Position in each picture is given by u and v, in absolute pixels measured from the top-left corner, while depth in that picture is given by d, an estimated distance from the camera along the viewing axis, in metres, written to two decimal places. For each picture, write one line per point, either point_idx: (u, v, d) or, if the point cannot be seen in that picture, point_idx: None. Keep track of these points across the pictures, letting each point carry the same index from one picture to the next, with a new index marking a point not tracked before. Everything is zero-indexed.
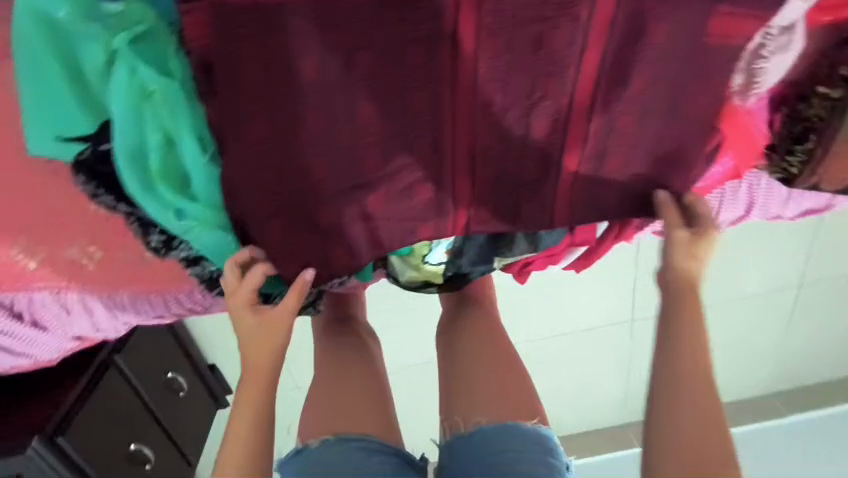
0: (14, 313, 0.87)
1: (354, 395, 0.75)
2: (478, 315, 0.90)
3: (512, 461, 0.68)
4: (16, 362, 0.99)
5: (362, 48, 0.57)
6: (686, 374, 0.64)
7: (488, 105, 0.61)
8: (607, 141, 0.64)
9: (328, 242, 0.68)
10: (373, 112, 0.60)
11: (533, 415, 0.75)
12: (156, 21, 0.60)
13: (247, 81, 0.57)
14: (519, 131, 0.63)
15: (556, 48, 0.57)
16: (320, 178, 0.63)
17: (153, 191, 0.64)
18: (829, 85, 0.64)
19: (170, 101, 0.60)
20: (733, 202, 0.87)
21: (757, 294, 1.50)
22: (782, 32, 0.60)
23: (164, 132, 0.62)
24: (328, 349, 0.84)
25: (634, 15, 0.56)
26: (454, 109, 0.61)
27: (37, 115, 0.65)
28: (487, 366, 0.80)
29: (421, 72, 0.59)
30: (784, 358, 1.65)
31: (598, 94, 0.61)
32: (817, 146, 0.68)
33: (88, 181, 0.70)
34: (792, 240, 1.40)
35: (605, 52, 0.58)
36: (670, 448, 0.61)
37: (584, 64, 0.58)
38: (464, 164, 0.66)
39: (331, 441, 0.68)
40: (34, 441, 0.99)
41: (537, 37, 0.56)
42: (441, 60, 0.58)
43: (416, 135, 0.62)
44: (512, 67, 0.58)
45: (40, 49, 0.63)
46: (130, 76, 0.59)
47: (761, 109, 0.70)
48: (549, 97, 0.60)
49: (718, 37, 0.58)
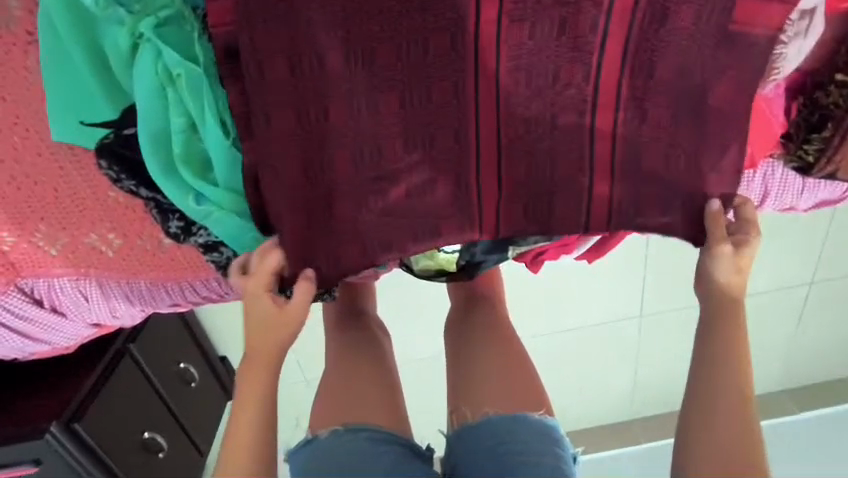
0: (35, 299, 0.94)
1: (366, 386, 0.79)
2: (495, 313, 0.92)
3: (519, 451, 0.70)
4: (36, 348, 1.03)
5: (382, 36, 0.55)
6: (719, 379, 0.65)
7: (508, 97, 0.59)
8: (637, 139, 0.62)
9: (348, 237, 0.65)
10: (394, 102, 0.58)
11: (539, 407, 0.77)
12: (181, 5, 0.58)
13: (270, 64, 0.55)
14: (539, 128, 0.61)
15: (579, 34, 0.56)
16: (338, 172, 0.61)
17: (174, 175, 0.61)
18: (846, 73, 0.72)
19: (194, 84, 0.57)
20: (748, 191, 0.92)
21: (768, 291, 1.56)
22: (803, 16, 0.61)
23: (187, 116, 0.59)
24: (341, 343, 0.87)
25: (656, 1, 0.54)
26: (476, 100, 0.58)
27: (64, 101, 0.67)
28: (495, 361, 0.82)
29: (440, 62, 0.56)
30: (795, 354, 1.69)
31: (621, 87, 0.59)
32: (833, 134, 0.75)
33: (111, 166, 0.68)
34: (802, 237, 1.48)
35: (627, 40, 0.56)
36: (702, 450, 0.62)
37: (607, 53, 0.57)
38: (486, 160, 0.62)
39: (340, 431, 0.71)
40: (52, 427, 1.04)
41: (560, 23, 0.55)
42: (463, 49, 0.56)
43: (438, 127, 0.60)
44: (533, 56, 0.57)
45: (68, 36, 0.64)
46: (155, 60, 0.57)
47: (779, 97, 0.76)
48: (572, 86, 0.59)
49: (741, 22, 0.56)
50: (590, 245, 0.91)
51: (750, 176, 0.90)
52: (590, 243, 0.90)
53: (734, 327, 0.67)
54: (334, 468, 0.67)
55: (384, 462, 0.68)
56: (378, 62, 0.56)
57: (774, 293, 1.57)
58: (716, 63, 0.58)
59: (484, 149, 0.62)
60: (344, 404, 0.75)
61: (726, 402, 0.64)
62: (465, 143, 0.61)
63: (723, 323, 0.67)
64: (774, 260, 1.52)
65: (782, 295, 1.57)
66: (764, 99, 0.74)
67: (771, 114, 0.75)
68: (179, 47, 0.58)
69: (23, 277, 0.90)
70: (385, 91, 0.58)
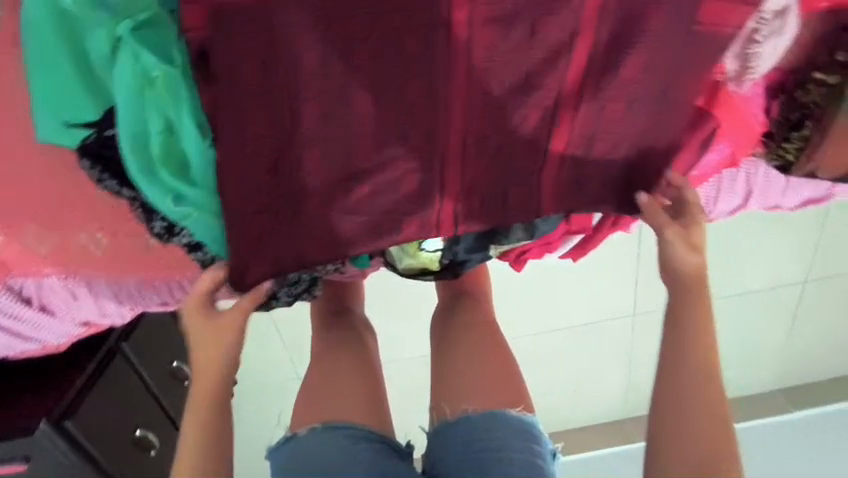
0: (23, 299, 0.94)
1: (348, 384, 0.79)
2: (478, 310, 0.93)
3: (497, 449, 0.70)
4: (27, 347, 1.04)
5: (355, 40, 0.55)
6: (689, 376, 0.67)
7: (481, 96, 0.60)
8: (595, 127, 0.65)
9: (324, 233, 0.68)
10: (368, 102, 0.59)
11: (519, 402, 0.78)
12: (159, 9, 0.58)
13: (242, 65, 0.55)
14: (513, 125, 0.63)
15: (549, 35, 0.57)
16: (314, 171, 0.63)
17: (153, 176, 0.62)
18: (825, 72, 0.72)
19: (172, 87, 0.58)
20: (732, 190, 0.92)
21: (762, 289, 1.56)
22: (776, 16, 0.61)
23: (166, 118, 0.60)
24: (325, 341, 0.88)
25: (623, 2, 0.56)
26: (448, 100, 0.60)
27: (46, 102, 0.67)
28: (477, 359, 0.83)
29: (413, 63, 0.57)
30: (790, 354, 1.68)
31: (587, 81, 0.61)
32: (811, 134, 0.76)
33: (92, 167, 0.69)
34: (796, 235, 1.48)
35: (595, 40, 0.58)
36: (673, 450, 0.63)
37: (575, 53, 0.58)
38: (458, 157, 0.64)
39: (320, 429, 0.72)
40: (42, 424, 1.05)
41: (531, 25, 0.56)
42: (435, 50, 0.56)
43: (410, 124, 0.61)
44: (505, 57, 0.58)
45: (49, 37, 0.64)
46: (134, 62, 0.58)
47: (756, 95, 0.76)
48: (543, 87, 0.61)
49: (708, 22, 0.59)
50: (575, 243, 0.91)
51: (735, 173, 0.89)
52: (573, 241, 0.91)
53: (704, 325, 0.70)
54: (312, 466, 0.68)
55: (361, 460, 0.68)
56: (350, 63, 0.57)
57: (767, 291, 1.57)
58: (675, 62, 0.61)
59: (453, 147, 0.63)
60: (323, 400, 0.76)
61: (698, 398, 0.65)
62: (436, 142, 0.62)
63: (689, 320, 0.70)
64: (767, 258, 1.52)
65: (777, 294, 1.57)
66: (743, 98, 0.74)
67: (751, 114, 0.76)
68: (157, 50, 0.58)
69: (12, 277, 0.90)
70: (359, 91, 0.58)
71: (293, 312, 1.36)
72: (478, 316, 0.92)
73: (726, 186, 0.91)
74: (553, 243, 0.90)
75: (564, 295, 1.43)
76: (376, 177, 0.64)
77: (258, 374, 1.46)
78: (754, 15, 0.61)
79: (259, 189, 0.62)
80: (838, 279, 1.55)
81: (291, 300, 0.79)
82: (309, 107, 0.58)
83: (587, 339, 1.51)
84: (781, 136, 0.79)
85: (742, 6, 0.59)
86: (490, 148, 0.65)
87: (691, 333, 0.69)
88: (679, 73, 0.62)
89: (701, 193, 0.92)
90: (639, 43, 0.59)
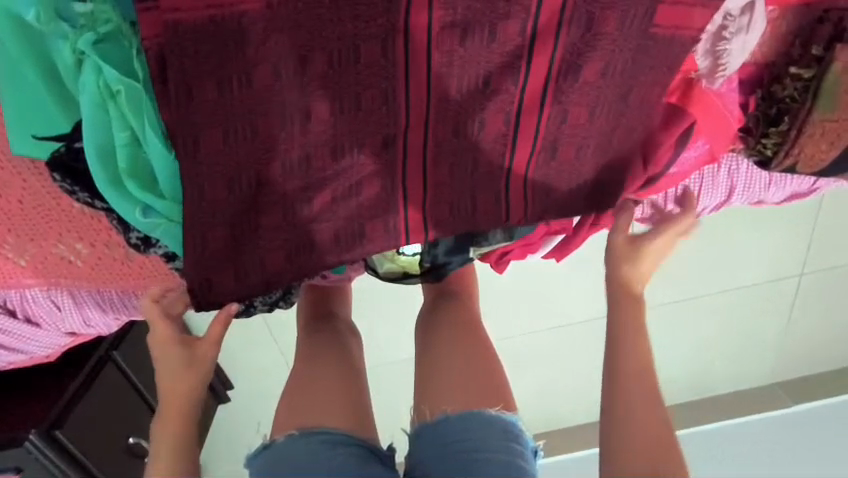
0: (8, 310, 0.95)
1: (326, 387, 0.79)
2: (457, 309, 0.92)
3: (472, 449, 0.68)
4: (15, 359, 1.05)
5: (313, 48, 0.58)
6: (631, 383, 0.68)
7: (445, 96, 0.64)
8: (559, 131, 0.70)
9: (293, 237, 0.70)
10: (328, 111, 0.62)
11: (497, 401, 0.75)
12: (119, 21, 0.58)
13: (200, 75, 0.57)
14: (477, 126, 0.67)
15: (508, 36, 0.61)
16: (279, 179, 0.65)
17: (121, 188, 0.63)
18: (801, 66, 0.71)
19: (134, 100, 0.58)
20: (714, 188, 0.91)
21: (757, 283, 1.55)
22: (742, 13, 0.65)
23: (131, 130, 0.60)
24: (308, 343, 0.88)
25: (576, 10, 0.60)
26: (411, 101, 0.64)
27: (14, 114, 0.67)
28: (454, 359, 0.82)
29: (374, 68, 0.61)
30: (785, 350, 1.67)
31: (548, 84, 0.65)
32: (790, 128, 0.75)
33: (64, 180, 0.70)
34: (791, 227, 1.47)
35: (553, 45, 0.62)
36: (625, 452, 0.63)
37: (534, 56, 0.63)
38: (420, 156, 0.68)
39: (295, 435, 0.71)
40: (32, 434, 1.06)
41: (490, 28, 0.60)
42: (394, 55, 0.60)
43: (368, 133, 0.65)
44: (466, 60, 0.62)
45: (10, 49, 0.63)
46: (96, 76, 0.58)
47: (732, 91, 0.75)
48: (503, 90, 0.65)
49: (663, 26, 0.63)
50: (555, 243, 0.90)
51: (716, 169, 0.89)
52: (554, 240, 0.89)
53: (640, 334, 0.71)
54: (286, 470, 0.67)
55: (332, 466, 0.67)
56: (314, 71, 0.60)
57: (760, 287, 1.56)
58: (631, 64, 0.66)
59: (414, 148, 0.68)
60: (298, 404, 0.76)
61: (636, 402, 0.66)
62: (395, 145, 0.67)
63: (629, 331, 0.72)
64: (759, 254, 1.51)
65: (773, 287, 1.56)
66: (718, 94, 0.74)
67: (726, 109, 0.75)
68: (120, 66, 0.59)
69: None
70: (321, 99, 0.62)
71: (283, 314, 1.37)
72: (458, 315, 0.91)
73: (708, 183, 0.90)
74: (534, 243, 0.89)
75: (553, 294, 1.43)
76: (334, 181, 0.67)
77: (250, 378, 1.47)
78: (721, 11, 0.65)
79: (213, 211, 0.63)
80: (831, 273, 1.54)
81: (268, 307, 0.80)
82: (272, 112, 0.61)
83: (577, 336, 1.50)
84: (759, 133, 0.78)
85: (690, 7, 0.62)
86: (453, 151, 0.69)
87: (627, 340, 0.70)
88: (635, 72, 0.67)
89: (684, 190, 0.92)
90: (598, 43, 0.63)
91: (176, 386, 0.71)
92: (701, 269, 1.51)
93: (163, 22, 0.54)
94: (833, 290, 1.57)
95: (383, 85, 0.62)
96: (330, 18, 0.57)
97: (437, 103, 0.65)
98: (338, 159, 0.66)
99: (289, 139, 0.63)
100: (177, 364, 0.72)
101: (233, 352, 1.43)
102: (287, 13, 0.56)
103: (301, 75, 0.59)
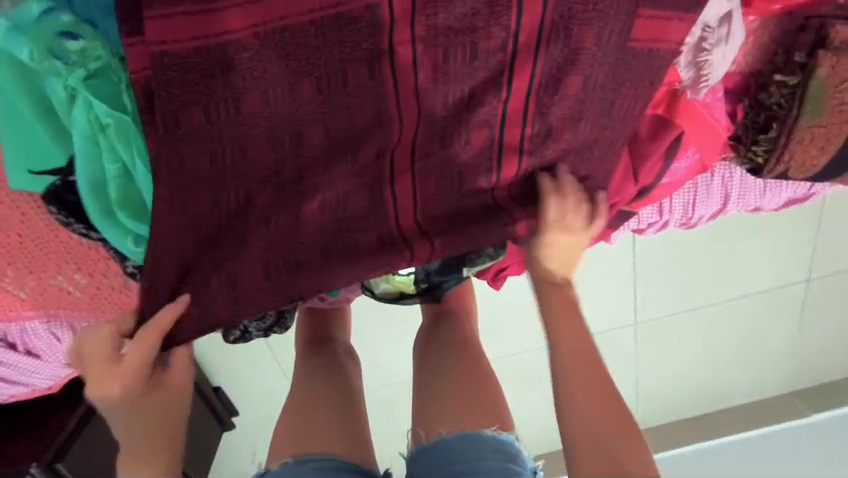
0: (9, 344, 0.96)
1: (322, 413, 0.77)
2: (456, 330, 0.91)
3: (471, 470, 0.66)
4: (16, 392, 1.05)
5: (301, 74, 0.60)
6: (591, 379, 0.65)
7: (430, 114, 0.65)
8: (546, 145, 0.70)
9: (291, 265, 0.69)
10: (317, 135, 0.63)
11: (493, 423, 0.74)
12: (107, 57, 0.60)
13: (185, 103, 0.58)
14: (463, 142, 0.68)
15: (490, 55, 0.62)
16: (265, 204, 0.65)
17: (113, 219, 0.64)
18: (786, 74, 0.71)
19: (123, 133, 0.60)
20: (709, 197, 0.91)
21: (763, 292, 1.53)
22: (719, 25, 0.66)
23: (121, 162, 0.62)
24: (305, 367, 0.88)
25: (555, 26, 0.62)
26: (396, 121, 0.64)
27: (9, 150, 0.68)
28: (453, 381, 0.80)
29: (359, 89, 0.62)
30: (796, 358, 1.63)
31: (532, 100, 0.66)
32: (779, 134, 0.74)
33: (60, 212, 0.71)
34: (794, 234, 1.46)
35: (535, 60, 0.63)
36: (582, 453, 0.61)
37: (517, 73, 0.64)
38: (407, 173, 0.68)
39: (288, 463, 0.69)
40: (33, 468, 1.04)
41: (472, 47, 0.61)
42: (379, 76, 0.61)
43: (356, 152, 0.65)
44: (450, 80, 0.63)
45: (6, 87, 0.64)
46: (86, 111, 0.60)
47: (718, 101, 0.76)
48: (487, 106, 0.66)
49: (644, 38, 0.64)
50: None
51: (709, 178, 0.89)
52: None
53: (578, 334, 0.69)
54: None
55: None
56: (301, 96, 0.61)
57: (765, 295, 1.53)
58: (614, 76, 0.66)
59: (400, 165, 0.68)
60: (294, 430, 0.75)
61: (573, 406, 0.64)
62: (385, 161, 0.67)
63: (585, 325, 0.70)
64: (761, 261, 1.49)
65: (780, 294, 1.54)
66: (703, 104, 0.74)
67: (714, 119, 0.75)
68: (111, 100, 0.60)
69: None
70: (309, 123, 0.62)
71: (284, 338, 1.37)
72: (456, 336, 0.90)
73: (702, 192, 0.90)
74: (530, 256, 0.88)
75: None
76: (326, 202, 0.67)
77: (252, 403, 1.46)
78: (698, 24, 0.66)
79: (203, 234, 0.64)
80: (836, 278, 1.52)
81: (263, 333, 0.79)
82: (257, 137, 0.61)
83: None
84: (748, 142, 0.77)
85: (669, 20, 0.63)
86: (441, 169, 0.69)
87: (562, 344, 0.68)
88: (619, 83, 0.67)
89: (679, 200, 0.91)
90: (580, 58, 0.64)
91: (159, 423, 0.69)
92: (704, 280, 1.50)
93: (150, 53, 0.56)
94: (839, 295, 1.55)
95: (369, 107, 0.63)
96: (316, 44, 0.58)
97: (424, 122, 0.66)
98: (330, 180, 0.66)
99: (279, 161, 0.63)
100: (155, 403, 0.70)
101: (235, 378, 1.42)
102: (270, 41, 0.57)
103: (289, 99, 0.60)
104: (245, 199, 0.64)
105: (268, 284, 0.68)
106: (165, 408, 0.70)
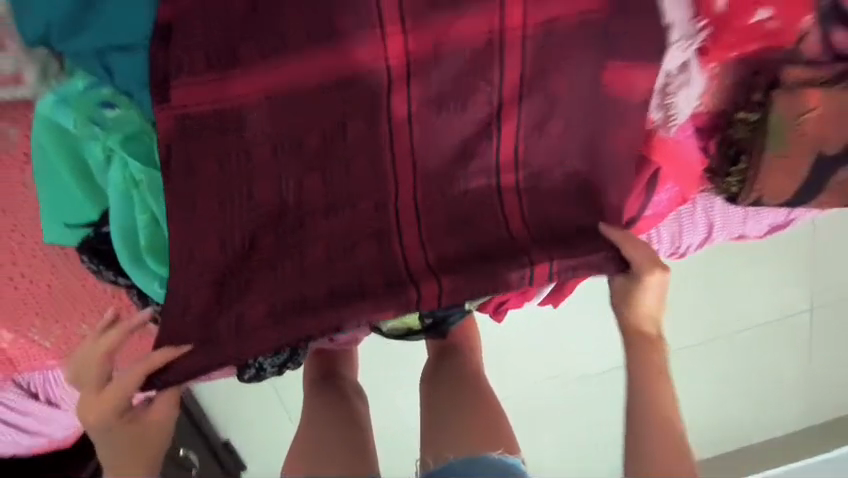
0: (30, 393, 0.99)
1: (333, 443, 0.80)
2: (460, 361, 0.95)
3: None
4: (33, 443, 1.07)
5: (309, 130, 0.68)
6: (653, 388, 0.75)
7: (427, 160, 0.72)
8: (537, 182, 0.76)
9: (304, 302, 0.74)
10: (324, 182, 0.70)
11: (499, 446, 0.77)
12: (143, 122, 0.68)
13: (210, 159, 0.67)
14: (459, 183, 0.75)
15: (478, 106, 0.70)
16: (277, 246, 0.72)
17: (142, 264, 0.70)
18: (748, 111, 0.79)
19: (155, 186, 0.68)
20: (694, 227, 0.96)
21: (767, 323, 1.55)
22: (680, 71, 0.74)
23: (151, 213, 0.69)
24: (313, 402, 0.90)
25: (535, 78, 0.70)
26: (396, 167, 0.72)
27: (50, 207, 0.75)
28: (458, 408, 0.84)
29: (363, 140, 0.69)
30: (817, 391, 1.61)
31: (518, 143, 0.73)
32: (748, 166, 0.82)
33: (91, 260, 0.78)
34: (790, 264, 1.50)
35: (518, 110, 0.71)
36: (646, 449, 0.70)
37: (503, 120, 0.72)
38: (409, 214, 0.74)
39: None
40: None
41: (462, 100, 0.70)
42: (380, 128, 0.69)
43: (361, 197, 0.72)
44: (444, 129, 0.71)
45: (51, 152, 0.72)
46: (122, 169, 0.68)
47: (689, 138, 0.83)
48: (479, 150, 0.73)
49: (614, 85, 0.72)
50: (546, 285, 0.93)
51: (692, 210, 0.94)
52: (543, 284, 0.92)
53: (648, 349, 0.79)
54: None
55: None
56: (309, 148, 0.69)
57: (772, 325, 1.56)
58: (593, 119, 0.74)
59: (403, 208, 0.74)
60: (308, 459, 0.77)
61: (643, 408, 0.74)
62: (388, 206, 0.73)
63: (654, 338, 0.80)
64: (761, 293, 1.53)
65: (784, 325, 1.55)
66: (676, 141, 0.81)
67: (688, 154, 0.82)
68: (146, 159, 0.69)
69: (20, 371, 0.95)
70: (317, 171, 0.70)
71: (294, 383, 1.39)
72: (460, 367, 0.93)
73: (687, 223, 0.95)
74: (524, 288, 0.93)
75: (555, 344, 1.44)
76: (331, 244, 0.74)
77: (262, 452, 1.46)
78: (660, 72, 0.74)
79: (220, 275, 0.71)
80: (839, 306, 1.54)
81: (277, 370, 0.83)
82: (271, 185, 0.69)
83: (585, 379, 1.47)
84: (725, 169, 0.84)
85: (636, 69, 0.71)
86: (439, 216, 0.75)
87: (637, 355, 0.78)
88: (597, 126, 0.74)
89: (665, 230, 0.97)
90: (559, 105, 0.72)
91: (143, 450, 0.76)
92: (707, 312, 1.53)
93: (173, 117, 0.65)
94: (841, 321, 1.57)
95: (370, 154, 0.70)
96: (321, 103, 0.67)
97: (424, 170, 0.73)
98: (335, 222, 0.72)
99: (288, 208, 0.71)
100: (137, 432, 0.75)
101: (245, 426, 1.43)
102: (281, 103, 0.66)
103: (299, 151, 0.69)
104: (255, 246, 0.71)
105: (282, 322, 0.73)
106: (144, 442, 0.76)
